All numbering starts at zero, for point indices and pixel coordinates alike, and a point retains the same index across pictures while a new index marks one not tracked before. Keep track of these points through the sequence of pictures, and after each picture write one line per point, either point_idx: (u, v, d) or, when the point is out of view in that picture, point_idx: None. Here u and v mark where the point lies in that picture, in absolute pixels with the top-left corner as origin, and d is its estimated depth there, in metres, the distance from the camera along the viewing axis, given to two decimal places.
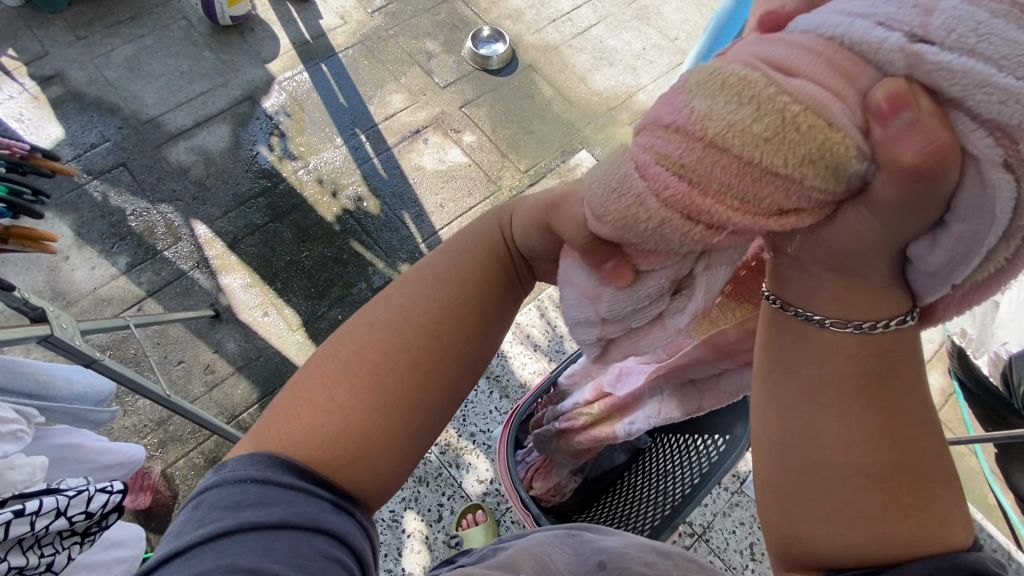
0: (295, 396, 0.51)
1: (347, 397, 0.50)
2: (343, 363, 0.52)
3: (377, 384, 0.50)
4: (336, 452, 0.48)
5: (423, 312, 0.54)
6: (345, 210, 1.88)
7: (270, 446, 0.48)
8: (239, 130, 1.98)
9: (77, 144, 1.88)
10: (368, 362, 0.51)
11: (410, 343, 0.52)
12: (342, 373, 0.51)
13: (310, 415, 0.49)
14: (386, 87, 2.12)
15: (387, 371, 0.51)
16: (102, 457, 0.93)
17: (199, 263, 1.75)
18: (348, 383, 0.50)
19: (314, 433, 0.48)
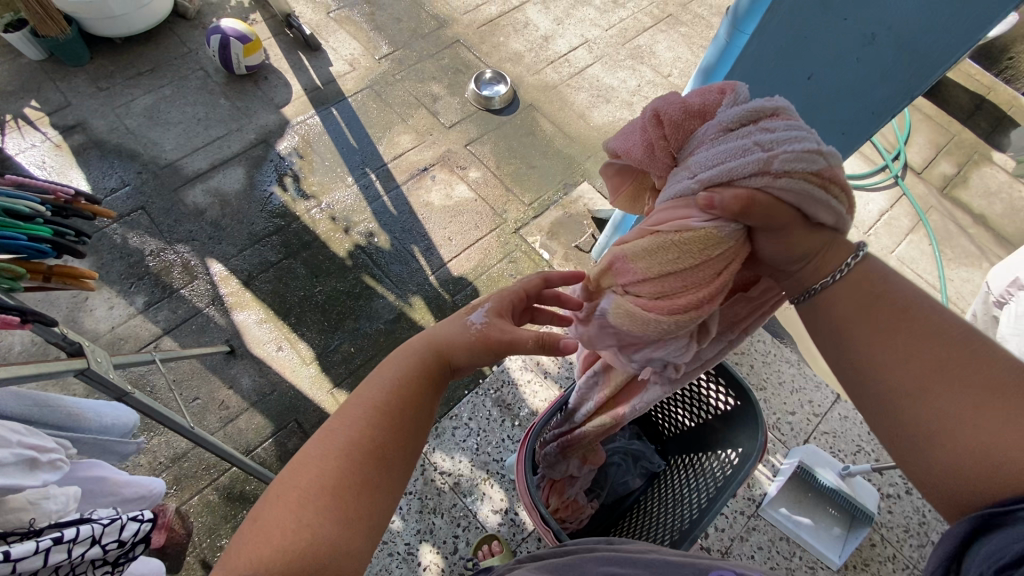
0: (262, 521, 0.54)
1: (303, 517, 0.55)
2: (301, 482, 0.57)
3: (333, 499, 0.57)
4: (309, 563, 0.53)
5: (373, 426, 0.63)
6: (356, 246, 1.94)
7: (241, 567, 0.51)
8: (253, 172, 2.06)
9: (98, 189, 1.96)
10: (327, 471, 0.58)
11: (367, 450, 0.61)
12: (306, 488, 0.57)
13: (281, 532, 0.53)
14: (394, 128, 2.22)
15: (348, 485, 0.58)
16: (125, 491, 0.95)
17: (214, 300, 1.79)
18: (308, 502, 0.56)
19: (281, 548, 0.52)
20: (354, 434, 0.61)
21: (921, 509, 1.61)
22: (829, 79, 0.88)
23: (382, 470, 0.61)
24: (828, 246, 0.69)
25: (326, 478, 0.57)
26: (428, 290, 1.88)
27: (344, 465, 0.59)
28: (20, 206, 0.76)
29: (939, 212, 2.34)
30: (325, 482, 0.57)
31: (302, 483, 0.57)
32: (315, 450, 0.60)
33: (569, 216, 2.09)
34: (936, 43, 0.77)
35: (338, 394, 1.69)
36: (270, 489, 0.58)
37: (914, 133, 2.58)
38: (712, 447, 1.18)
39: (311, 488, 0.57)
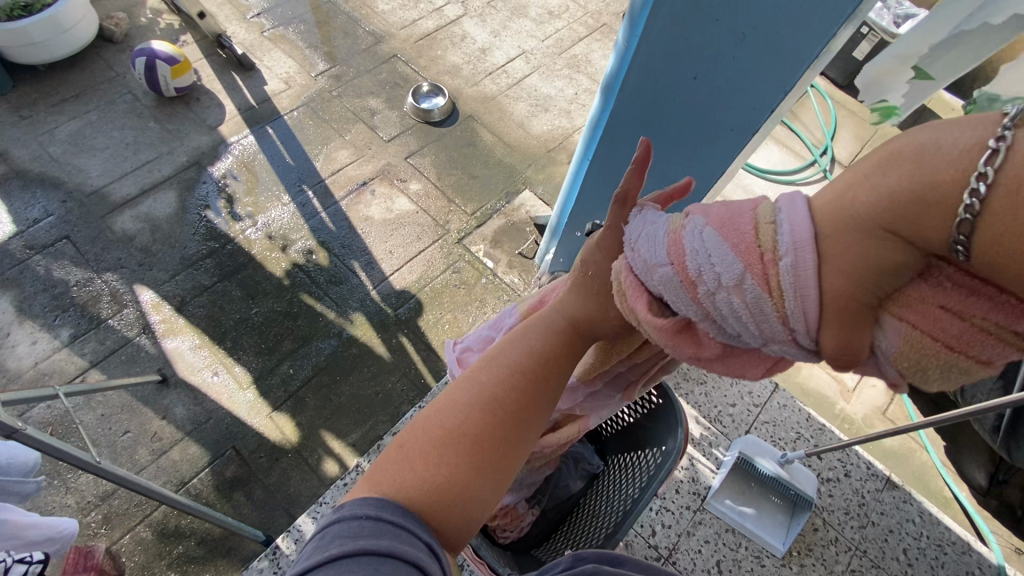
0: (409, 446, 0.56)
1: (440, 459, 0.55)
2: (444, 424, 0.57)
3: (475, 453, 0.56)
4: (438, 502, 0.54)
5: (509, 376, 0.59)
6: (294, 264, 1.91)
7: (384, 489, 0.52)
8: (186, 195, 2.01)
9: (20, 220, 1.88)
10: (470, 425, 0.57)
11: (495, 402, 0.58)
12: (444, 432, 0.57)
13: (426, 469, 0.55)
14: (331, 144, 2.20)
15: (478, 435, 0.57)
16: (30, 533, 0.90)
17: (145, 328, 1.73)
18: (447, 443, 0.56)
19: (425, 483, 0.54)
20: (488, 395, 0.58)
21: (859, 491, 1.66)
22: (711, 78, 0.92)
23: (508, 431, 0.58)
24: (922, 167, 0.40)
25: (467, 433, 0.57)
26: (370, 306, 1.86)
27: (471, 415, 0.57)
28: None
29: None
30: (462, 437, 0.56)
31: (448, 426, 0.57)
32: (450, 403, 0.59)
33: (511, 224, 2.10)
34: (798, 40, 0.79)
35: (278, 418, 1.65)
36: (415, 418, 0.59)
37: (841, 129, 2.70)
38: (645, 446, 1.18)
39: (454, 435, 0.56)
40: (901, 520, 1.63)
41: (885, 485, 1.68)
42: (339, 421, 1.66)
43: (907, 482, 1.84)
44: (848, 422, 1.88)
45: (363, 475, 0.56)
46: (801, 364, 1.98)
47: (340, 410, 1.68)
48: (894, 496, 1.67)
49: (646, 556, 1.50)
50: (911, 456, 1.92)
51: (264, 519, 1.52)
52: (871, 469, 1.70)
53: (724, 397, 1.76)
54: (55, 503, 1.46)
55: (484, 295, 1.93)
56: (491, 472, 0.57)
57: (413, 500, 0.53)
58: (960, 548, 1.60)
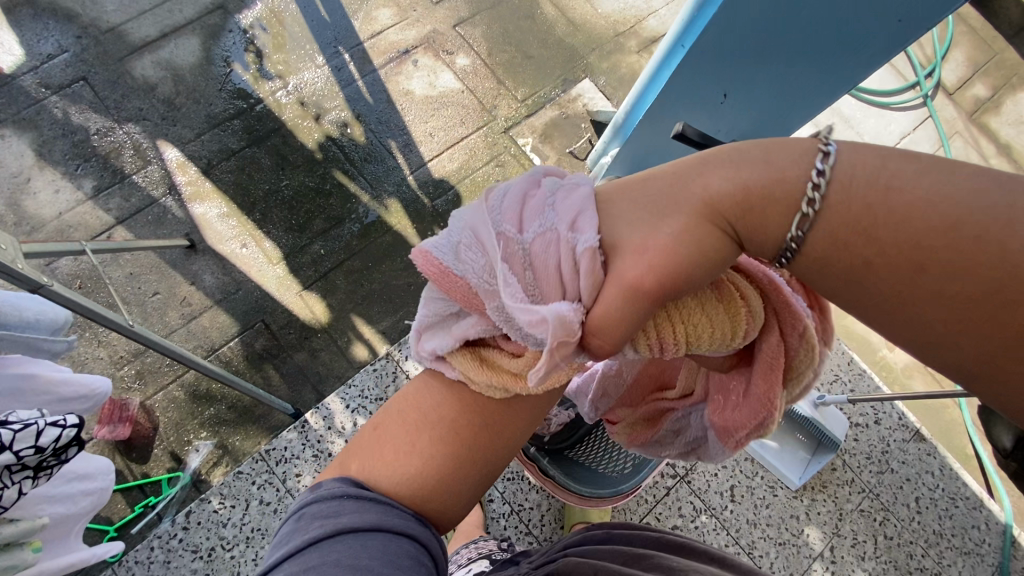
0: (385, 427, 0.60)
1: (396, 450, 0.57)
2: (404, 415, 0.60)
3: (445, 439, 0.57)
4: (420, 489, 0.56)
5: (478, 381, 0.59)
6: (328, 137, 1.76)
7: (353, 472, 0.57)
8: (210, 43, 1.80)
9: (32, 54, 1.70)
10: (439, 418, 0.58)
11: (459, 398, 0.58)
12: (408, 421, 0.59)
13: (391, 453, 0.58)
14: (371, 0, 1.93)
15: (450, 424, 0.58)
16: (63, 389, 0.87)
17: (171, 189, 1.64)
18: (423, 433, 0.58)
19: (398, 472, 0.56)
20: (467, 391, 0.59)
21: (886, 438, 1.64)
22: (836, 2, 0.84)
23: (483, 428, 0.58)
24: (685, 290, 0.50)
25: (437, 418, 0.58)
26: (406, 193, 1.74)
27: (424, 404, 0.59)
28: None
29: (963, 138, 2.18)
30: (436, 425, 0.58)
31: (413, 418, 0.59)
32: (427, 387, 0.60)
33: (565, 117, 1.90)
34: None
35: (308, 298, 1.61)
36: (390, 403, 0.62)
37: (954, 47, 2.32)
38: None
39: (420, 423, 0.59)
40: (922, 471, 1.63)
41: (913, 437, 1.66)
42: (370, 308, 1.63)
43: (933, 434, 1.82)
44: (887, 370, 1.83)
45: (343, 456, 0.60)
46: None
47: (371, 297, 1.63)
48: (920, 448, 1.65)
49: (662, 472, 1.52)
50: (941, 411, 1.88)
51: (294, 393, 1.54)
52: (903, 419, 1.67)
53: None
54: (90, 355, 1.48)
55: None
56: (468, 464, 0.58)
57: (382, 483, 0.56)
58: (971, 503, 1.62)
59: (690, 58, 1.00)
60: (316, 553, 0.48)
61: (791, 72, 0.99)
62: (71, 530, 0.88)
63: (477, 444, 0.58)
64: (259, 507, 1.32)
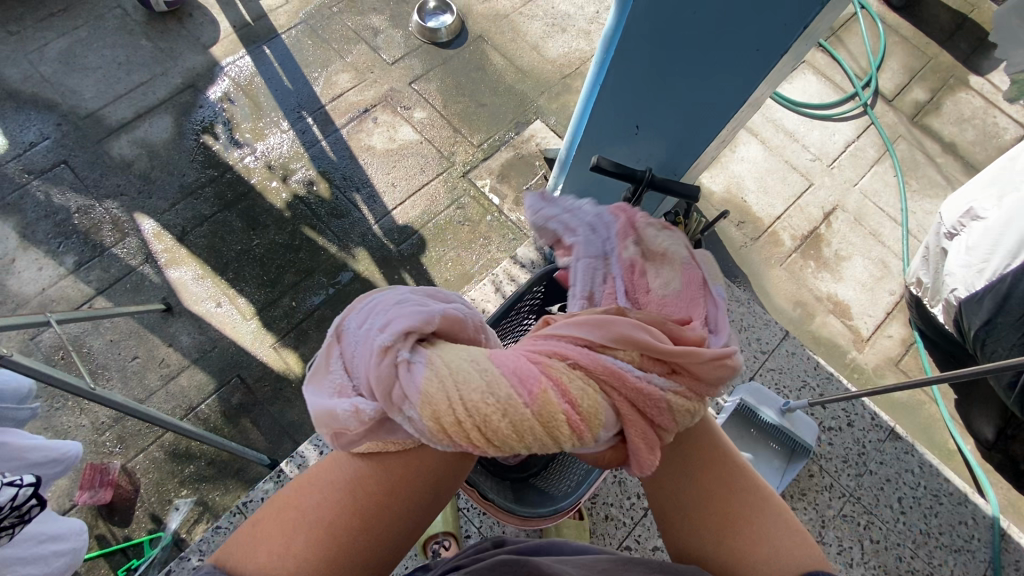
0: (271, 523, 0.60)
1: (273, 547, 0.58)
2: (283, 512, 0.61)
3: (324, 537, 0.58)
4: None
5: (346, 477, 0.61)
6: (295, 195, 1.86)
7: (234, 561, 0.59)
8: (182, 120, 1.93)
9: (16, 144, 1.83)
10: (319, 518, 0.59)
11: (342, 502, 0.60)
12: (283, 523, 0.60)
13: (267, 554, 0.58)
14: (331, 67, 2.07)
15: (335, 524, 0.59)
16: (31, 455, 0.92)
17: (148, 257, 1.73)
18: (302, 533, 0.59)
19: (277, 572, 0.57)
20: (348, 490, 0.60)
21: (860, 440, 1.65)
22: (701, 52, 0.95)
23: (368, 524, 0.60)
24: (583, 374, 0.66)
25: (317, 519, 0.59)
26: (372, 241, 1.82)
27: (298, 503, 0.60)
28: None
29: (908, 141, 2.27)
30: (317, 527, 0.59)
31: (296, 517, 0.60)
32: (312, 487, 0.61)
33: (520, 157, 2.00)
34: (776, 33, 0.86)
35: (281, 349, 1.67)
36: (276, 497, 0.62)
37: (888, 57, 2.44)
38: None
39: (303, 523, 0.59)
40: (900, 471, 1.63)
41: (888, 436, 1.67)
42: None
43: (912, 433, 1.82)
44: (858, 371, 1.85)
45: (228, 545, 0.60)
46: (816, 312, 1.92)
47: None
48: (896, 447, 1.65)
49: (638, 493, 1.53)
50: (919, 408, 1.88)
51: (272, 444, 1.58)
52: (875, 419, 1.68)
53: None
54: (72, 423, 1.53)
55: (489, 233, 1.87)
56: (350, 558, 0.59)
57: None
58: (956, 499, 1.60)
59: (604, 85, 1.09)
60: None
61: (685, 109, 1.08)
62: None
63: (357, 540, 0.59)
64: None
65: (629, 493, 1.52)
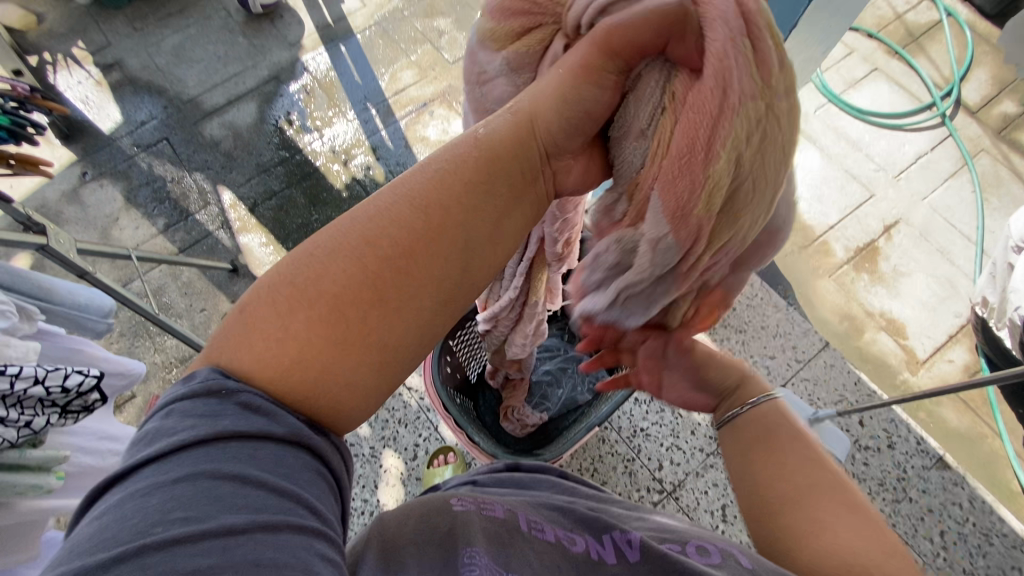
0: (262, 303, 0.49)
1: (296, 338, 0.48)
2: (308, 298, 0.49)
3: (332, 313, 0.49)
4: (301, 382, 0.48)
5: (387, 243, 0.51)
6: (354, 179, 2.00)
7: (221, 360, 0.48)
8: (265, 107, 2.17)
9: (130, 121, 2.14)
10: (324, 293, 0.49)
11: (353, 269, 0.50)
12: (309, 320, 0.49)
13: (261, 343, 0.48)
14: (397, 64, 2.24)
15: (354, 295, 0.50)
16: (104, 364, 1.09)
17: (223, 224, 1.96)
18: (303, 311, 0.49)
19: (279, 364, 0.47)
20: (355, 242, 0.51)
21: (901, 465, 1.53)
22: None
23: (385, 298, 0.50)
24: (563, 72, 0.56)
25: (323, 284, 0.49)
26: None
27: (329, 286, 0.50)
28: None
29: (991, 156, 2.09)
30: (319, 299, 0.49)
31: (293, 288, 0.49)
32: (313, 254, 0.51)
33: None
34: None
35: None
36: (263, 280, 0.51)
37: (974, 67, 2.27)
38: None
39: (298, 296, 0.49)
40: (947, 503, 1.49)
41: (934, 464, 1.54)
42: None
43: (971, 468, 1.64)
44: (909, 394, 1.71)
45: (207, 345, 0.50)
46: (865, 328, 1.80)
47: None
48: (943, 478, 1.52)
49: (648, 487, 1.51)
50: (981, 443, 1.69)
51: None
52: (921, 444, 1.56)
53: (762, 348, 1.66)
54: (147, 359, 1.75)
55: None
56: (363, 342, 0.50)
57: (255, 377, 0.47)
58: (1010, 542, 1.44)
59: None
60: (190, 458, 0.41)
61: None
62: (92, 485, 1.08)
63: (370, 325, 0.50)
64: None
65: (638, 485, 1.51)
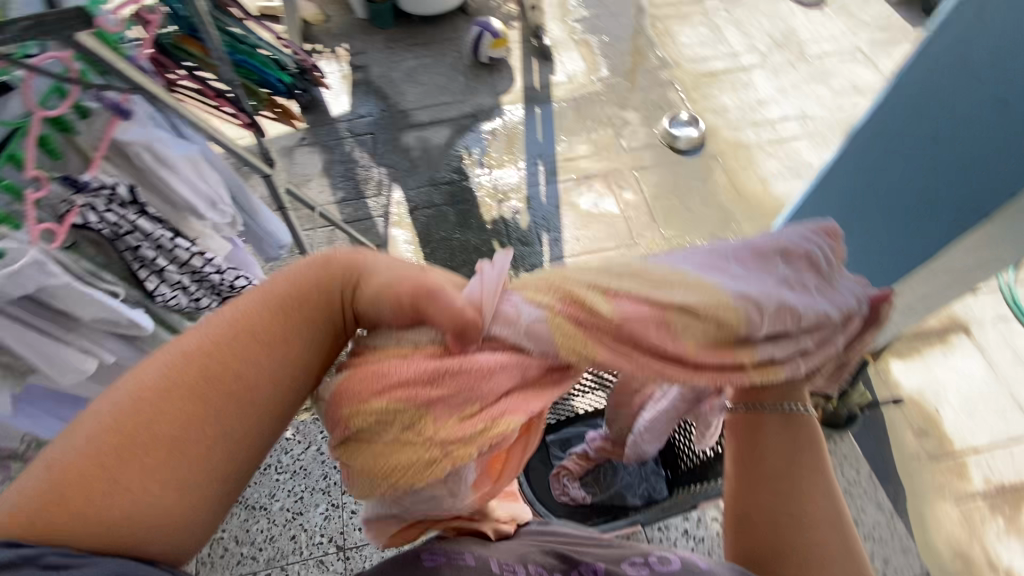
0: (41, 535, 0.46)
1: (127, 477, 0.50)
2: (98, 462, 0.49)
3: (178, 412, 0.52)
4: (137, 525, 0.50)
5: (259, 352, 0.57)
6: (502, 218, 2.22)
7: (34, 530, 0.46)
8: (456, 135, 2.49)
9: (353, 112, 2.58)
10: (158, 438, 0.51)
11: (200, 373, 0.54)
12: (85, 483, 0.49)
13: (95, 508, 0.48)
14: (577, 137, 2.46)
15: (201, 391, 0.54)
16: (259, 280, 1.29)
17: (384, 214, 2.24)
18: (128, 462, 0.50)
19: (100, 523, 0.48)
20: (157, 417, 0.52)
21: None
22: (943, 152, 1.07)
23: (226, 407, 0.54)
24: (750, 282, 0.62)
25: (149, 408, 0.52)
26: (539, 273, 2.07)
27: (175, 409, 0.53)
28: (255, 80, 1.15)
29: None
30: (161, 400, 0.52)
31: (117, 453, 0.50)
32: (142, 425, 0.51)
33: None
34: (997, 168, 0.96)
35: None
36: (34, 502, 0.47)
37: None
38: (713, 477, 1.25)
39: (119, 462, 0.50)
40: None
41: None
42: None
43: None
44: None
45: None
46: None
47: None
48: None
49: None
50: None
51: None
52: None
53: None
54: None
55: None
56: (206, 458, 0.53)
57: (58, 536, 0.47)
58: None
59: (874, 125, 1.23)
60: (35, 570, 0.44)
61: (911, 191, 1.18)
62: None
63: (206, 427, 0.53)
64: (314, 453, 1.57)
65: None
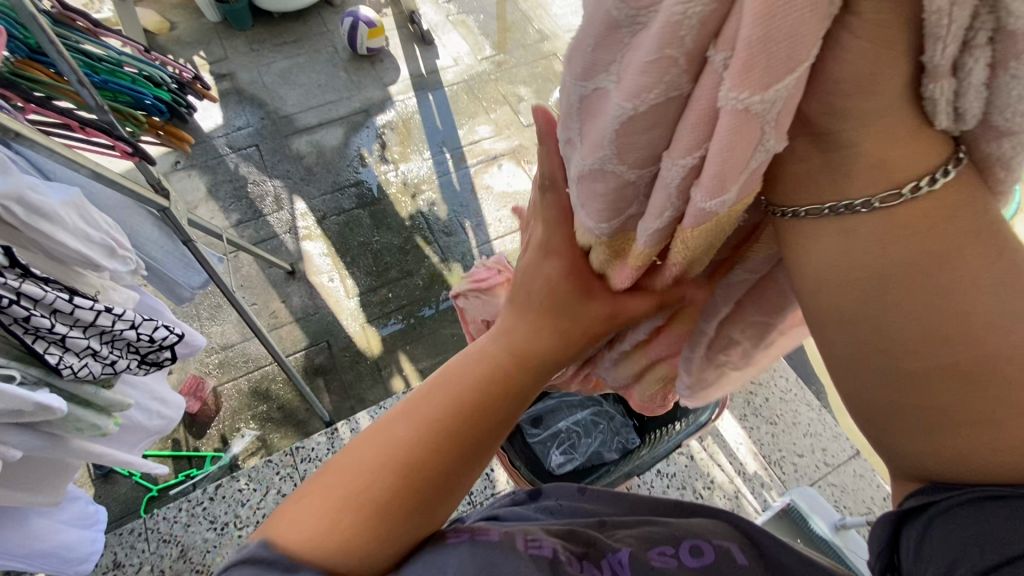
0: (298, 542, 0.49)
1: (368, 510, 0.51)
2: (332, 503, 0.51)
3: (415, 442, 0.55)
4: (367, 543, 0.51)
5: (483, 399, 0.58)
6: (419, 211, 2.15)
7: (283, 544, 0.49)
8: (350, 134, 2.36)
9: (229, 125, 2.34)
10: (394, 458, 0.54)
11: (434, 414, 0.56)
12: (332, 515, 0.51)
13: (328, 529, 0.50)
14: (476, 119, 2.44)
15: (421, 428, 0.56)
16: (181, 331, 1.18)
17: (290, 230, 2.08)
18: (371, 486, 0.53)
19: (340, 540, 0.50)
20: (405, 443, 0.55)
21: None
22: None
23: (445, 432, 0.56)
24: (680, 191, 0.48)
25: (396, 434, 0.55)
26: (469, 261, 2.05)
27: (437, 463, 0.55)
28: (124, 102, 1.00)
29: None
30: (398, 436, 0.55)
31: (347, 477, 0.53)
32: (378, 451, 0.54)
33: None
34: None
35: (368, 330, 1.88)
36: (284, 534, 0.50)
37: None
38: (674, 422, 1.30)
39: (356, 481, 0.53)
40: None
41: None
42: (415, 348, 1.87)
43: None
44: None
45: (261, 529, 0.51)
46: None
47: (418, 340, 1.89)
48: None
49: None
50: None
51: (335, 406, 1.75)
52: None
53: (792, 444, 1.65)
54: None
55: None
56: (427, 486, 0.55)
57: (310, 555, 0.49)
58: None
59: None
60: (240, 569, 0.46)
61: None
62: (137, 442, 1.13)
63: (431, 463, 0.55)
64: (275, 496, 1.48)
65: None
